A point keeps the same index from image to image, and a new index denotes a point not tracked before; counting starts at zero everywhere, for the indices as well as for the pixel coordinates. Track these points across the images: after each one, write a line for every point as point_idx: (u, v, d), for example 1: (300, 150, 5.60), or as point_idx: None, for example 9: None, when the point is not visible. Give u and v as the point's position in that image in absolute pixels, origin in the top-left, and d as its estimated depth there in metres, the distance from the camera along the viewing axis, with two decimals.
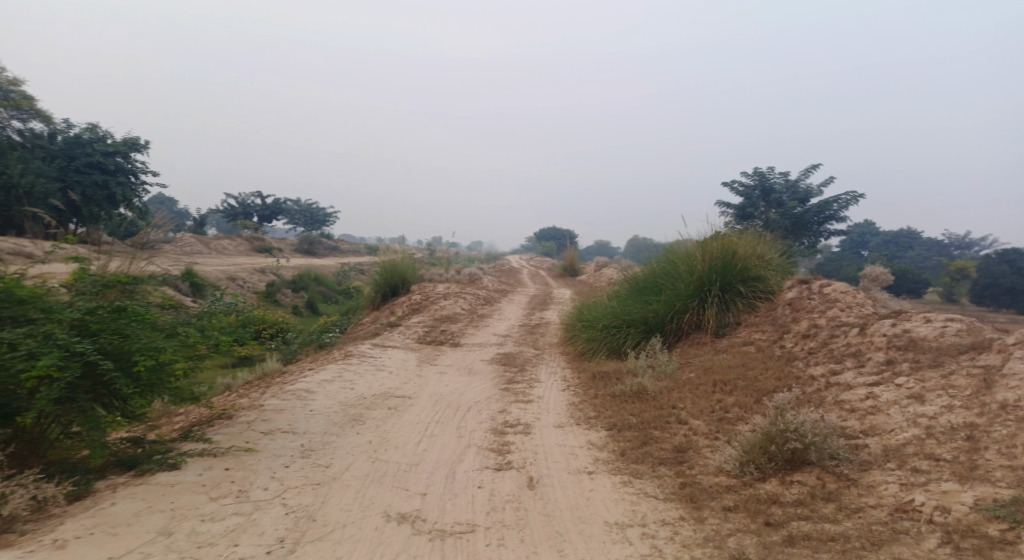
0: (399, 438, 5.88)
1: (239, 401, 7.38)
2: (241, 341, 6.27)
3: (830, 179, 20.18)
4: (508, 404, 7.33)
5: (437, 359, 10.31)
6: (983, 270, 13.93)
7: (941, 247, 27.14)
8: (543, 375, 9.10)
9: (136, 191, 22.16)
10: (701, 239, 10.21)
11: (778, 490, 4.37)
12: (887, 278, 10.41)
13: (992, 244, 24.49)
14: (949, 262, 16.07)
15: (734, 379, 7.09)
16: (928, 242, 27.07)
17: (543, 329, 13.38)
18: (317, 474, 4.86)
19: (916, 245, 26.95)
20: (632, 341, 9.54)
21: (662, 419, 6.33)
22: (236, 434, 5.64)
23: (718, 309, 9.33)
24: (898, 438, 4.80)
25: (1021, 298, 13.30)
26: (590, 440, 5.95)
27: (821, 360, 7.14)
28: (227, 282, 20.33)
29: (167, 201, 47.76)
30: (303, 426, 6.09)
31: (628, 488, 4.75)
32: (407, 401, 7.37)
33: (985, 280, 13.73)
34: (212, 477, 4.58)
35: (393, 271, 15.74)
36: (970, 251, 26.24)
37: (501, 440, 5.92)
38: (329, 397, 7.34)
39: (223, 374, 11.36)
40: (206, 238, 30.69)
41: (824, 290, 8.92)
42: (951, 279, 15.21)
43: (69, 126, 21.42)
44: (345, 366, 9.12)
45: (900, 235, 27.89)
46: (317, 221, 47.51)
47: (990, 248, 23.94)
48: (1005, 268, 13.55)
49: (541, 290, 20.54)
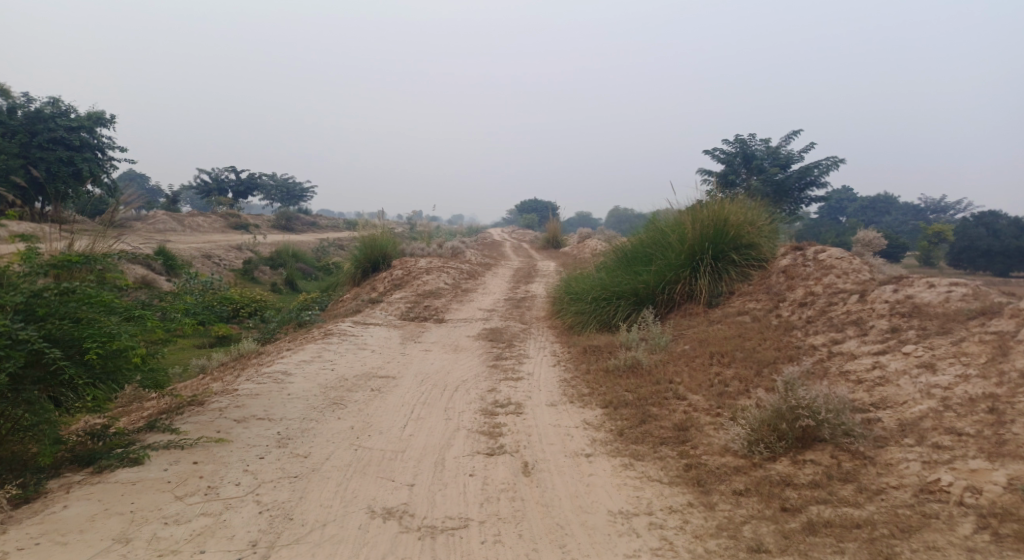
0: (383, 423, 5.53)
1: (214, 385, 6.97)
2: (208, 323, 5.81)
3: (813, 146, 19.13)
4: (497, 382, 7.00)
5: (422, 336, 9.94)
6: (962, 233, 13.84)
7: (917, 212, 27.19)
8: (532, 351, 8.77)
9: (104, 167, 21.26)
10: (691, 206, 9.86)
11: (791, 470, 4.10)
12: (880, 242, 10.10)
13: (966, 208, 24.61)
14: (927, 226, 15.97)
15: (732, 350, 6.82)
16: (905, 206, 27.11)
17: (530, 303, 13.06)
18: (294, 465, 4.49)
19: (892, 211, 27.00)
20: (623, 314, 9.23)
21: (659, 395, 6.04)
22: (207, 423, 5.24)
23: (711, 278, 9.03)
24: (913, 411, 4.55)
25: (996, 261, 13.21)
26: (585, 419, 5.64)
27: (821, 329, 6.88)
28: (202, 260, 19.66)
29: (138, 179, 46.51)
30: (280, 412, 5.70)
31: (630, 471, 4.46)
32: (392, 381, 7.01)
33: (963, 243, 13.68)
34: (178, 473, 4.19)
35: (374, 246, 15.25)
36: (946, 215, 26.31)
37: (491, 421, 5.59)
38: (308, 379, 6.95)
39: (199, 356, 10.88)
40: (180, 216, 29.82)
41: (818, 256, 8.64)
42: (929, 243, 15.09)
43: (30, 100, 20.40)
44: (325, 345, 8.73)
45: (878, 200, 27.89)
46: (295, 196, 46.54)
47: (965, 212, 23.99)
48: (982, 231, 13.46)
49: (525, 263, 20.16)
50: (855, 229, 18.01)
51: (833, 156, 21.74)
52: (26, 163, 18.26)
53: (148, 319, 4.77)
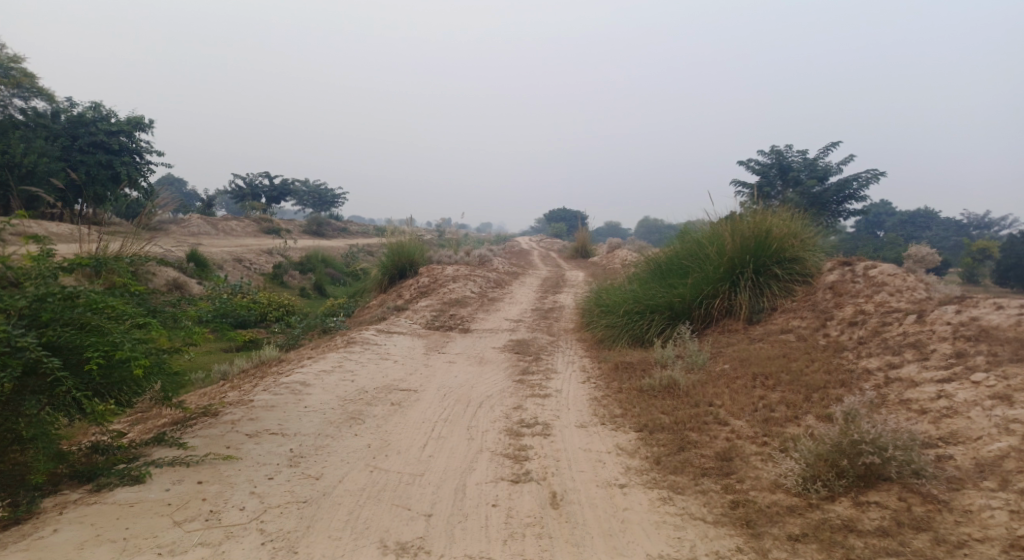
0: (402, 441, 5.20)
1: (231, 395, 6.73)
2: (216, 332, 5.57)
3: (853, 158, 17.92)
4: (523, 399, 6.62)
5: (446, 346, 9.61)
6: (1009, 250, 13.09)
7: (959, 227, 25.99)
8: (561, 365, 8.37)
9: (142, 171, 21.50)
10: (731, 217, 9.39)
11: (854, 513, 3.65)
12: (933, 259, 9.52)
13: (1012, 225, 23.56)
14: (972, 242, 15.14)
15: (777, 372, 6.34)
16: (946, 222, 26.02)
17: (558, 314, 12.67)
18: (305, 488, 4.19)
19: (933, 225, 25.98)
20: (656, 329, 8.79)
21: (698, 419, 5.60)
22: (217, 438, 4.97)
23: (751, 293, 8.56)
24: (990, 449, 4.04)
25: None
26: (618, 444, 5.24)
27: (874, 352, 6.37)
28: (232, 264, 19.71)
29: (175, 183, 47.52)
30: (295, 426, 5.40)
31: (669, 506, 4.06)
32: (413, 395, 6.69)
33: (1011, 260, 12.91)
34: (179, 494, 3.92)
35: (401, 253, 15.04)
36: (990, 231, 25.11)
37: (517, 443, 5.22)
38: (327, 390, 6.67)
39: (222, 361, 10.73)
40: (214, 219, 30.12)
41: (869, 272, 8.12)
42: (973, 260, 14.31)
43: (73, 104, 20.74)
44: (347, 354, 8.45)
45: (918, 214, 26.80)
46: (326, 202, 46.89)
47: (1011, 229, 22.88)
48: None
49: (553, 272, 19.78)
50: (896, 244, 17.25)
51: (873, 168, 20.99)
52: (66, 166, 18.53)
53: (155, 326, 4.52)
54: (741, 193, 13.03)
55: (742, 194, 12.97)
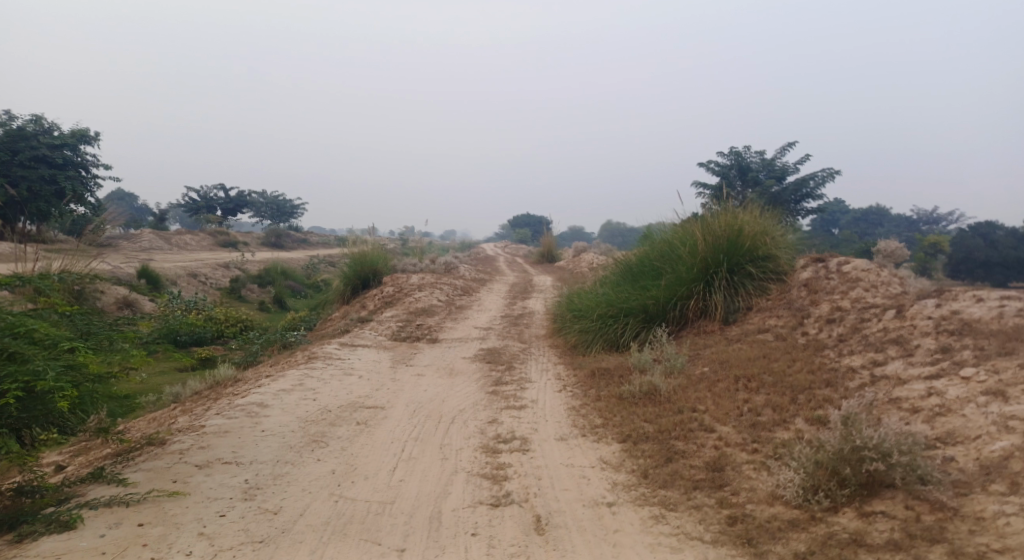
0: (369, 465, 4.80)
1: (180, 421, 6.21)
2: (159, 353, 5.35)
3: (807, 157, 18.28)
4: (498, 412, 6.27)
5: (414, 358, 9.19)
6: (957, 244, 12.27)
7: (910, 223, 26.46)
8: (534, 374, 8.03)
9: (89, 186, 20.48)
10: (702, 216, 9.23)
11: (862, 526, 3.40)
12: (902, 253, 9.53)
13: (959, 221, 24.19)
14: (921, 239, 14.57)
15: (760, 374, 6.13)
16: (897, 218, 26.59)
17: (528, 320, 12.36)
18: (261, 525, 3.76)
19: (885, 222, 26.53)
20: (631, 332, 8.54)
21: (683, 427, 5.34)
22: (163, 471, 4.49)
23: (726, 293, 8.39)
24: (993, 448, 3.85)
25: (995, 272, 11.57)
26: (602, 457, 4.93)
27: (857, 349, 6.22)
28: (187, 279, 18.86)
29: (126, 198, 45.86)
30: (250, 454, 4.94)
31: (663, 525, 3.76)
32: (380, 413, 6.28)
33: (959, 254, 12.02)
34: (116, 540, 3.45)
35: (364, 262, 14.56)
36: (939, 226, 25.69)
37: (494, 461, 4.86)
38: (287, 411, 6.20)
39: (174, 382, 10.09)
40: (167, 234, 28.97)
41: (842, 268, 8.02)
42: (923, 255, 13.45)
43: (12, 118, 19.65)
44: (308, 371, 7.97)
45: (870, 212, 27.35)
46: (286, 213, 45.80)
47: (958, 223, 23.52)
48: (978, 241, 11.94)
49: (520, 278, 19.49)
50: (854, 241, 17.49)
51: (827, 168, 21.36)
52: (6, 182, 17.49)
53: (83, 351, 4.29)
54: (704, 194, 12.96)
55: (704, 193, 12.91)
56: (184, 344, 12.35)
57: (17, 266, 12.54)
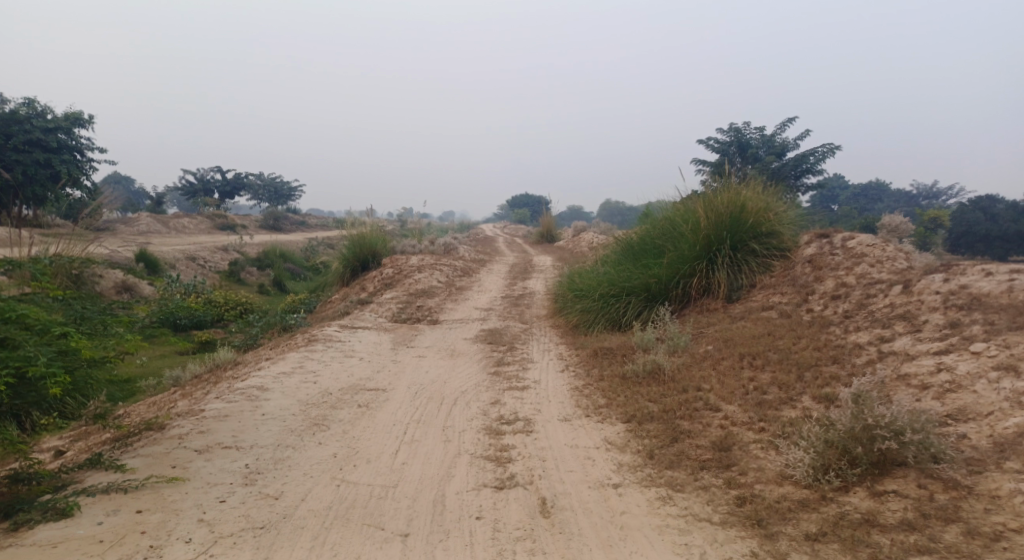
0: (372, 448, 4.74)
1: (179, 405, 6.14)
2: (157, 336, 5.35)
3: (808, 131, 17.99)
4: (500, 393, 6.21)
5: (415, 340, 9.11)
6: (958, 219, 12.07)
7: (910, 198, 26.30)
8: (536, 354, 7.97)
9: (85, 170, 20.26)
10: (704, 193, 9.09)
11: (874, 506, 3.34)
12: (907, 228, 9.44)
13: (959, 195, 24.05)
14: (922, 214, 14.46)
15: (765, 352, 6.05)
16: (896, 193, 26.44)
17: (528, 300, 12.27)
18: (262, 510, 3.70)
19: (885, 197, 26.37)
20: (633, 311, 8.45)
21: (688, 406, 5.27)
22: (162, 456, 4.43)
23: (729, 270, 8.29)
24: (1006, 425, 3.78)
25: (996, 246, 11.40)
26: (606, 438, 4.87)
27: (863, 325, 6.14)
28: (186, 262, 18.74)
29: (122, 181, 45.53)
30: (251, 438, 4.87)
31: (670, 507, 3.70)
32: (382, 395, 6.22)
33: (960, 228, 11.87)
34: (114, 527, 3.39)
35: (362, 244, 14.44)
36: (939, 201, 25.52)
37: (498, 443, 4.80)
38: (287, 394, 6.13)
39: (174, 366, 10.03)
40: (164, 217, 28.76)
41: (847, 244, 7.92)
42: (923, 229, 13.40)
43: (4, 101, 19.36)
44: (308, 353, 7.89)
45: (869, 187, 27.17)
46: (283, 196, 45.52)
47: (958, 198, 23.39)
48: (979, 215, 11.75)
49: (520, 258, 19.39)
50: (854, 217, 17.37)
51: (828, 143, 21.17)
52: (0, 166, 17.29)
53: (74, 337, 4.26)
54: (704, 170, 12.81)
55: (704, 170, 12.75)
56: (183, 328, 12.27)
57: (13, 251, 12.41)
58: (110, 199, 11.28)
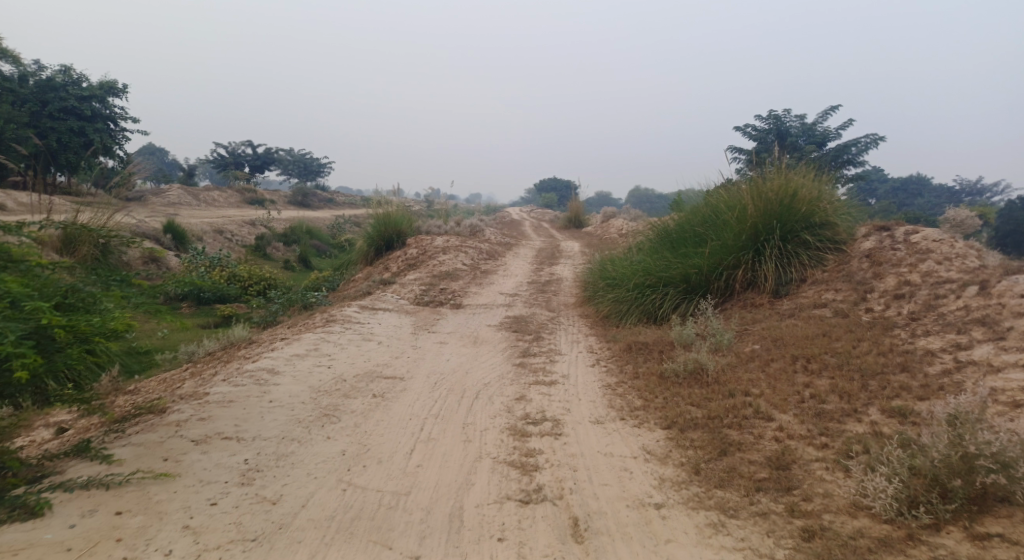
0: (384, 446, 4.29)
1: (184, 386, 5.77)
2: (155, 313, 4.92)
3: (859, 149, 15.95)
4: (526, 388, 5.71)
5: (436, 324, 8.65)
6: (1006, 217, 11.09)
7: (952, 194, 25.00)
8: (565, 345, 7.46)
9: (117, 139, 20.11)
10: (752, 179, 8.43)
11: (976, 552, 2.78)
12: (974, 224, 8.69)
13: (1006, 192, 22.82)
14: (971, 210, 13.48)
15: (821, 355, 5.46)
16: (940, 188, 25.17)
17: (556, 287, 11.75)
18: (257, 519, 3.30)
19: (926, 192, 25.18)
20: (671, 303, 7.87)
21: (735, 414, 4.73)
22: (155, 446, 4.02)
23: (778, 262, 7.65)
24: None
25: None
26: (645, 446, 4.36)
27: (933, 329, 5.50)
28: (213, 235, 18.54)
29: (156, 153, 45.98)
30: (254, 429, 4.45)
31: (724, 536, 3.20)
32: (399, 384, 5.79)
33: (1008, 226, 10.85)
34: (88, 533, 3.00)
35: (388, 223, 14.01)
36: (984, 197, 24.26)
37: (523, 446, 4.32)
38: (298, 379, 5.72)
39: (192, 341, 9.72)
40: (195, 189, 28.71)
41: (910, 238, 7.23)
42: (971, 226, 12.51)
43: (40, 68, 19.18)
44: (325, 335, 7.48)
45: (909, 181, 25.96)
46: (312, 172, 45.41)
47: (1006, 195, 22.16)
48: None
49: (546, 243, 18.84)
50: (894, 211, 16.42)
51: (872, 133, 20.20)
52: (34, 133, 17.15)
53: (49, 312, 3.82)
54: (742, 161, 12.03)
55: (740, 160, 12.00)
56: (205, 301, 12.00)
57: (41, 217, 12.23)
58: (140, 167, 11.01)
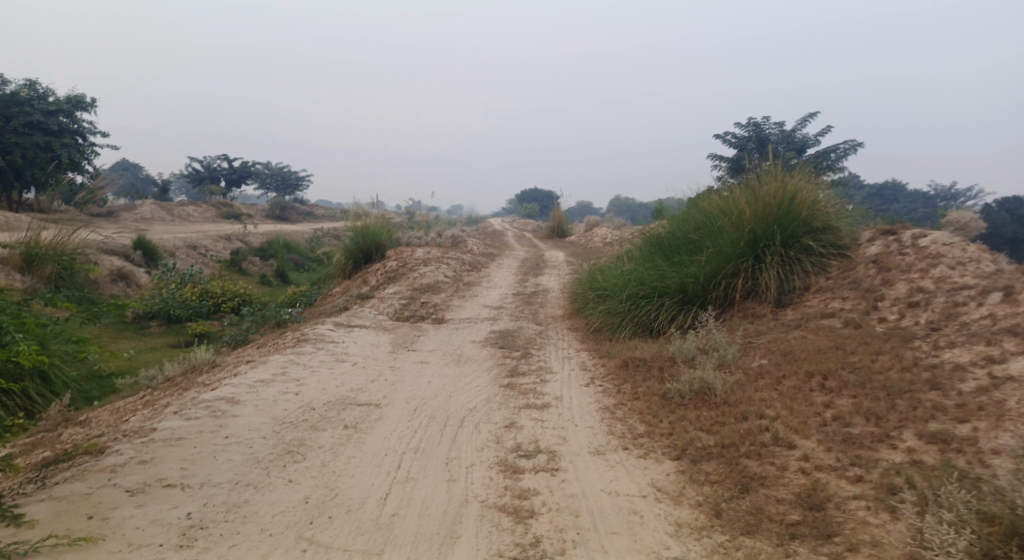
0: (354, 490, 3.70)
1: (132, 420, 5.11)
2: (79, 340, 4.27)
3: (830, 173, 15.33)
4: (515, 413, 5.15)
5: (416, 342, 8.06)
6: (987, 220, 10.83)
7: (927, 199, 24.92)
8: (556, 363, 6.91)
9: (87, 154, 19.24)
10: (748, 183, 7.98)
11: None
12: (978, 226, 8.27)
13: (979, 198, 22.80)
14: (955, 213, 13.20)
15: (839, 370, 4.96)
16: (914, 193, 25.15)
17: (543, 298, 11.21)
18: None
19: (901, 197, 25.13)
20: (668, 315, 7.38)
21: (752, 440, 4.20)
22: (80, 500, 3.39)
23: (779, 270, 7.19)
24: None
25: None
26: (655, 483, 3.82)
27: (958, 340, 5.03)
28: (186, 251, 17.74)
29: (130, 168, 44.89)
30: (203, 472, 3.84)
31: None
32: (374, 411, 5.20)
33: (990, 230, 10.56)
34: None
35: (366, 235, 13.40)
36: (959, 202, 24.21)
37: (516, 486, 3.76)
38: (261, 410, 5.10)
39: (158, 363, 9.00)
40: (170, 204, 27.79)
41: (918, 242, 6.80)
42: None
43: (5, 82, 18.28)
44: (295, 357, 6.86)
45: (885, 187, 25.93)
46: (290, 185, 44.58)
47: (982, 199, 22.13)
48: (1007, 217, 10.47)
49: (530, 253, 18.32)
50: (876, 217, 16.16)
51: (850, 140, 20.06)
52: None
53: None
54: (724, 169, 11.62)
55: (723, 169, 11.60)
56: (175, 320, 11.28)
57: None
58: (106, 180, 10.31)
